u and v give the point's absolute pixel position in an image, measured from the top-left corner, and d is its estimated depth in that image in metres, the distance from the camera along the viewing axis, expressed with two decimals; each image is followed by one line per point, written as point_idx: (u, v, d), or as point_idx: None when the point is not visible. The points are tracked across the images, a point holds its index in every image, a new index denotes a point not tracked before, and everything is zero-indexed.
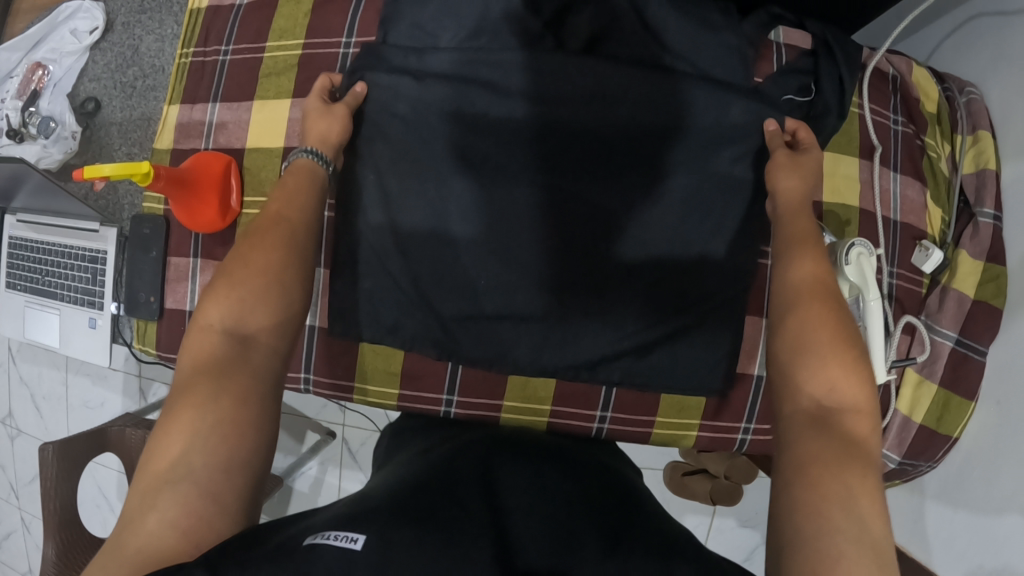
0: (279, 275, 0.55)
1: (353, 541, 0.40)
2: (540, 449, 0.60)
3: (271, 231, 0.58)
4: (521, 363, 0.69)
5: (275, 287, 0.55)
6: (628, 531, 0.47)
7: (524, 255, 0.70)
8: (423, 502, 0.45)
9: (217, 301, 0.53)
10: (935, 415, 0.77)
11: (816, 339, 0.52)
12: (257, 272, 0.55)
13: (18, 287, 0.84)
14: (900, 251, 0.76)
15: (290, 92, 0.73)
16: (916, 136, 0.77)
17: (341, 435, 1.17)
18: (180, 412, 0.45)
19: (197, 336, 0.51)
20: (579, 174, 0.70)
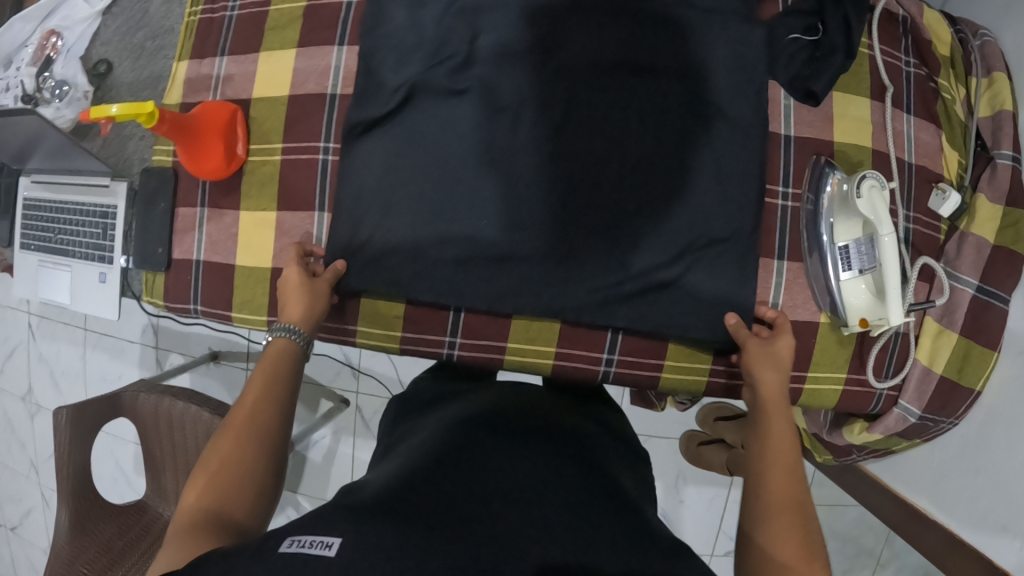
0: (265, 416, 0.57)
1: (328, 547, 0.42)
2: (532, 426, 0.62)
3: (258, 384, 0.58)
4: (522, 305, 0.68)
5: (262, 427, 0.56)
6: (606, 524, 0.49)
7: (524, 194, 0.68)
8: (409, 502, 0.48)
9: (214, 450, 0.54)
10: (955, 364, 0.74)
11: (769, 448, 0.58)
12: (244, 423, 0.56)
13: (32, 247, 0.85)
14: (914, 195, 0.74)
15: (295, 43, 0.73)
16: (928, 78, 0.75)
17: (355, 403, 1.18)
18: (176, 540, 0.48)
19: (201, 475, 0.52)
20: (584, 114, 0.68)
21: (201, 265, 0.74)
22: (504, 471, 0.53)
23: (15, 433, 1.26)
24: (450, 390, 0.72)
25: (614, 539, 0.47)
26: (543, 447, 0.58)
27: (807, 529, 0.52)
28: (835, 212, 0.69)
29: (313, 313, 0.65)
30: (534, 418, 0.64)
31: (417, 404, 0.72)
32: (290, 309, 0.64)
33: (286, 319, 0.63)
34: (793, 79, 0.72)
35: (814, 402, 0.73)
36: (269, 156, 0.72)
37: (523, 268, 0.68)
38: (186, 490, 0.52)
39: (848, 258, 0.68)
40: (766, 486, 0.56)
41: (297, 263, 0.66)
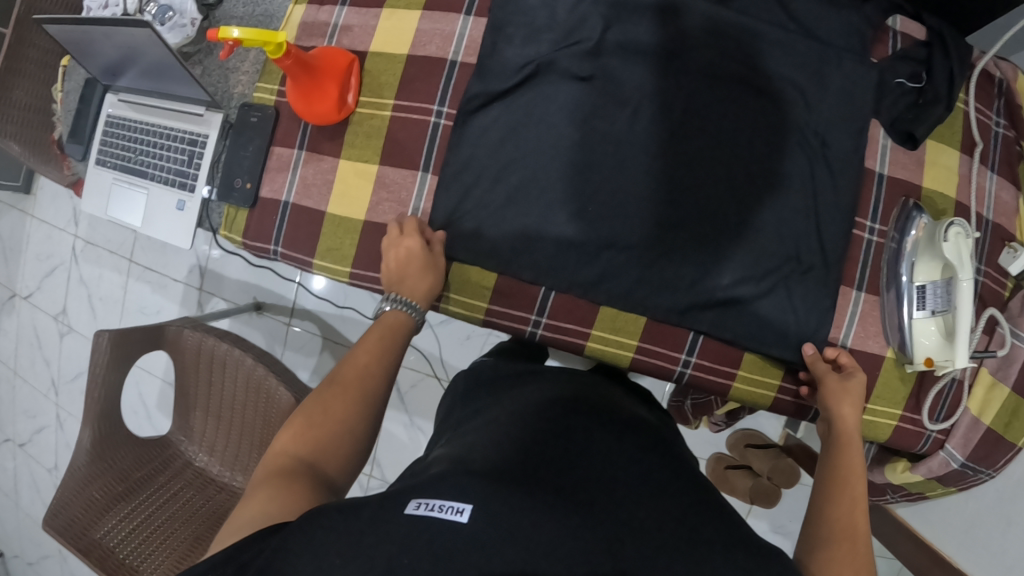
0: (374, 383, 0.57)
1: (460, 514, 0.42)
2: (615, 416, 0.61)
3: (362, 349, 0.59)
4: (606, 294, 0.69)
5: (370, 391, 0.57)
6: (704, 517, 0.47)
7: (628, 185, 0.68)
8: (522, 471, 0.48)
9: (322, 401, 0.55)
10: (1004, 420, 0.77)
11: (849, 476, 0.59)
12: (353, 382, 0.56)
13: (109, 164, 0.84)
14: (989, 249, 0.77)
15: (420, 6, 0.74)
16: (1015, 141, 0.79)
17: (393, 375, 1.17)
18: (272, 475, 0.49)
19: (306, 422, 0.53)
20: (698, 116, 0.69)
21: (289, 207, 0.74)
22: (606, 455, 0.53)
23: (42, 348, 1.27)
24: (523, 370, 0.70)
25: (716, 534, 0.46)
26: (631, 439, 0.57)
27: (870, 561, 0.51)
28: (917, 252, 0.70)
29: (429, 293, 0.66)
30: (614, 408, 0.63)
31: (488, 380, 0.71)
32: (412, 285, 0.65)
33: (405, 292, 0.65)
34: (895, 120, 0.74)
35: (872, 435, 0.74)
36: (379, 109, 0.73)
37: (616, 259, 0.68)
38: (285, 430, 0.53)
39: (923, 298, 0.70)
40: (843, 513, 0.55)
41: (413, 239, 0.66)
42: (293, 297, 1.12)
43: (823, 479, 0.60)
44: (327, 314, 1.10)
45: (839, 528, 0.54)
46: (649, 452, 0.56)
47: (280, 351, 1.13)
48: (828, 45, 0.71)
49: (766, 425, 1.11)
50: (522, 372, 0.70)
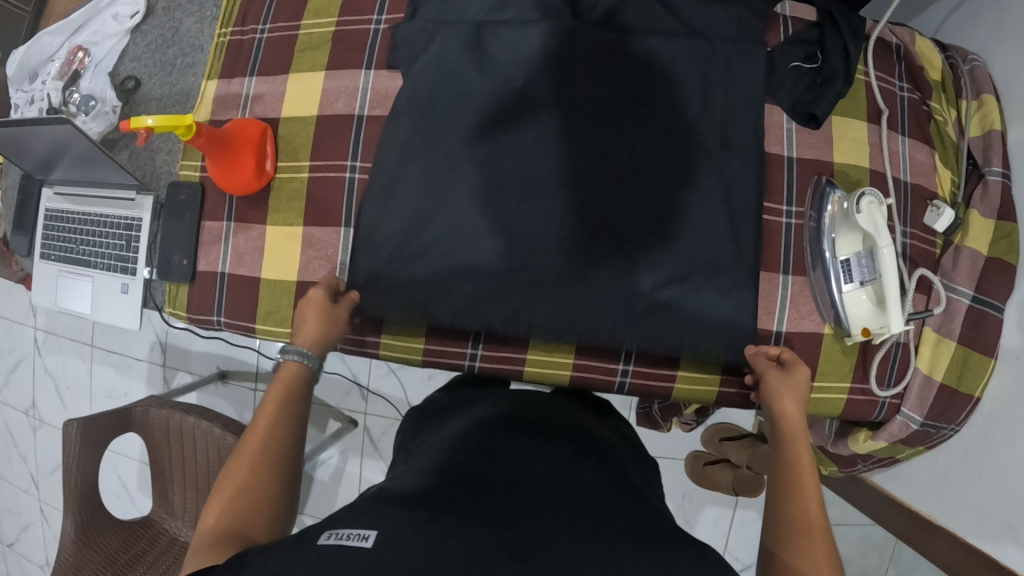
0: (288, 437, 0.59)
1: (364, 539, 0.45)
2: (542, 422, 0.65)
3: (266, 434, 0.58)
4: (529, 307, 0.71)
5: (281, 450, 0.57)
6: (616, 513, 0.51)
7: (543, 212, 0.70)
8: (440, 492, 0.51)
9: (230, 481, 0.55)
10: (954, 373, 0.77)
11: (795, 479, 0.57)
12: (259, 454, 0.56)
13: (52, 257, 0.86)
14: (911, 211, 0.78)
15: (325, 65, 0.77)
16: (921, 102, 0.80)
17: (363, 424, 1.19)
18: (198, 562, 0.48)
19: (216, 503, 0.53)
20: (598, 134, 0.71)
21: (225, 277, 0.76)
22: (533, 474, 0.55)
23: (17, 446, 1.29)
24: (464, 394, 0.73)
25: (620, 522, 0.50)
26: (553, 441, 0.61)
27: (831, 552, 0.51)
28: (836, 227, 0.72)
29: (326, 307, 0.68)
30: (544, 414, 0.67)
31: (434, 411, 0.73)
32: (307, 330, 0.66)
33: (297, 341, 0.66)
34: (795, 102, 0.75)
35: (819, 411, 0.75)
36: (297, 173, 0.75)
37: (540, 276, 0.70)
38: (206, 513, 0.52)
39: (849, 270, 0.71)
40: (797, 508, 0.54)
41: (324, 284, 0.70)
42: (256, 363, 1.15)
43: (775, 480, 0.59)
44: None
45: (787, 526, 0.54)
46: (571, 454, 0.59)
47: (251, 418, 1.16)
48: (711, 40, 0.73)
49: (737, 417, 1.17)
50: (464, 395, 0.73)
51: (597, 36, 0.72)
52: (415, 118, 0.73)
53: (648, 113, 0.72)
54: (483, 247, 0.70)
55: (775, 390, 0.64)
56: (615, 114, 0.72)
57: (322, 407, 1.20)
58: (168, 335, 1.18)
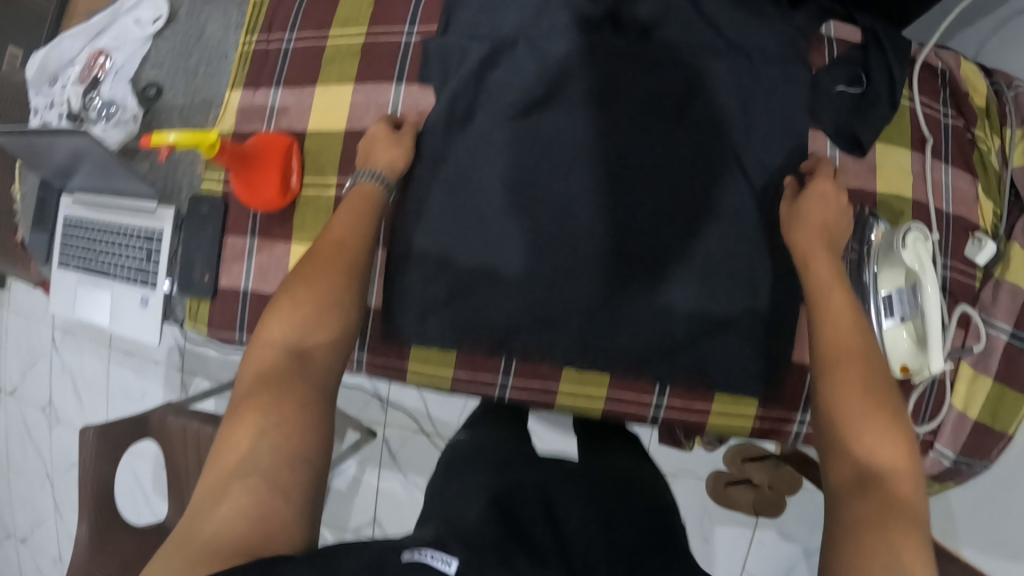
0: (352, 268, 0.62)
1: (448, 565, 0.41)
2: (589, 480, 0.61)
3: (336, 253, 0.62)
4: (560, 336, 0.69)
5: (342, 294, 0.60)
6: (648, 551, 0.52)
7: (580, 240, 0.69)
8: (500, 540, 0.47)
9: (296, 292, 0.59)
10: (989, 410, 0.76)
11: (849, 413, 0.52)
12: (320, 283, 0.59)
13: (71, 266, 0.85)
14: (952, 242, 0.76)
15: (352, 78, 0.74)
16: (965, 129, 0.78)
17: (382, 435, 1.18)
18: (246, 415, 0.49)
19: (281, 306, 0.58)
20: (641, 158, 0.69)
21: (248, 294, 0.75)
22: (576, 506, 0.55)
23: (32, 442, 1.28)
24: (500, 432, 0.67)
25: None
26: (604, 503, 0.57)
27: (923, 540, 0.44)
28: (878, 262, 0.71)
29: (375, 199, 0.67)
30: (589, 471, 0.63)
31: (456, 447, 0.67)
32: (336, 225, 0.64)
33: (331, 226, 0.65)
34: (839, 127, 0.73)
35: None
36: (323, 190, 0.73)
37: (574, 305, 0.68)
38: (269, 319, 0.57)
39: (890, 305, 0.69)
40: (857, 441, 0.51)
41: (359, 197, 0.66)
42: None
43: (828, 412, 0.54)
44: None
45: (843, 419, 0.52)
46: (626, 520, 0.55)
47: None
48: (756, 63, 0.71)
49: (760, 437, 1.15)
50: (503, 435, 0.68)
51: (636, 57, 0.70)
52: (449, 140, 0.71)
53: (692, 135, 0.69)
54: (518, 275, 0.69)
55: (808, 241, 0.63)
56: (657, 137, 0.69)
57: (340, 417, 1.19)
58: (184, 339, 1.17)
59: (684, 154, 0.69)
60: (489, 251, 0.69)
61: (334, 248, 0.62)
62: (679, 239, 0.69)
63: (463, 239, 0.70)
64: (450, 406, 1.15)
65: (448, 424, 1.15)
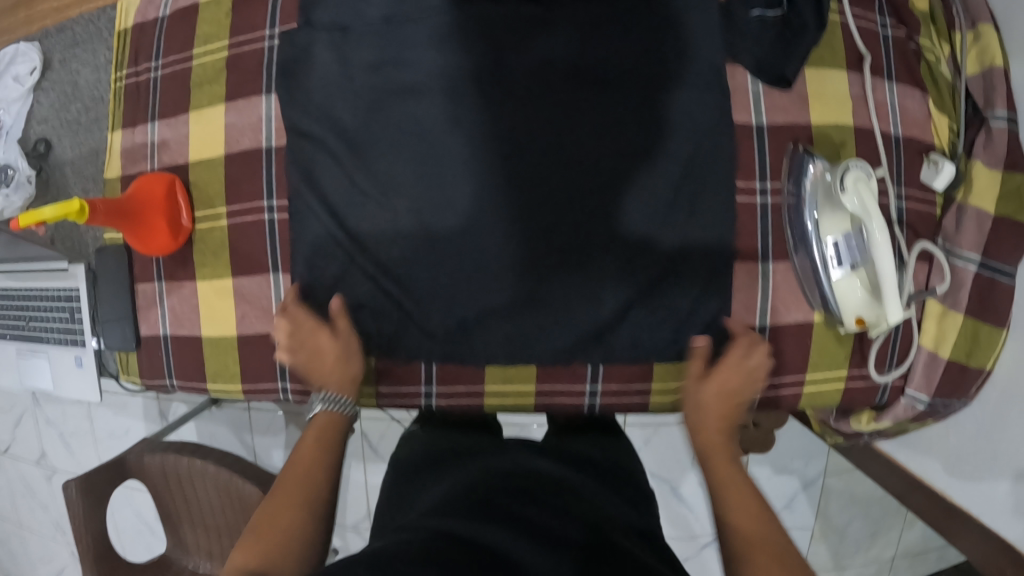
0: (322, 488, 0.55)
1: None
2: (538, 495, 0.58)
3: (330, 430, 0.60)
4: (482, 335, 0.66)
5: (320, 487, 0.55)
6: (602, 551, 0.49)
7: (486, 232, 0.65)
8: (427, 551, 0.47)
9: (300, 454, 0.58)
10: (964, 347, 0.69)
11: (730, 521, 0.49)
12: (299, 495, 0.54)
13: (8, 335, 0.84)
14: (906, 170, 0.68)
15: (223, 98, 0.70)
16: (908, 39, 0.69)
17: (358, 429, 1.18)
18: (241, 549, 0.49)
19: (296, 468, 0.56)
20: (539, 131, 0.64)
21: (169, 339, 0.74)
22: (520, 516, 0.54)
23: (37, 496, 1.35)
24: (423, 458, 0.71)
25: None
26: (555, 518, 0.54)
27: None
28: (819, 206, 0.63)
29: (342, 424, 0.61)
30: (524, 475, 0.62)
31: (412, 462, 0.71)
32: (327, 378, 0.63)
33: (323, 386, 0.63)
34: (761, 62, 0.65)
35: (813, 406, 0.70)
36: (216, 222, 0.70)
37: (491, 299, 0.65)
38: (235, 552, 0.49)
39: (838, 255, 0.63)
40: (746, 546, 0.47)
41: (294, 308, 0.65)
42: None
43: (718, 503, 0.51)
44: None
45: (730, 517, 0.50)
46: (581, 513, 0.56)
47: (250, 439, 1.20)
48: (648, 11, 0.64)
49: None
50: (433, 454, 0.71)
51: (513, 23, 0.63)
52: (330, 148, 0.66)
53: (595, 96, 0.64)
54: (426, 282, 0.66)
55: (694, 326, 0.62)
56: (556, 104, 0.64)
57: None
58: None
59: (589, 119, 0.64)
60: (393, 257, 0.66)
61: (325, 424, 0.61)
62: (592, 212, 0.64)
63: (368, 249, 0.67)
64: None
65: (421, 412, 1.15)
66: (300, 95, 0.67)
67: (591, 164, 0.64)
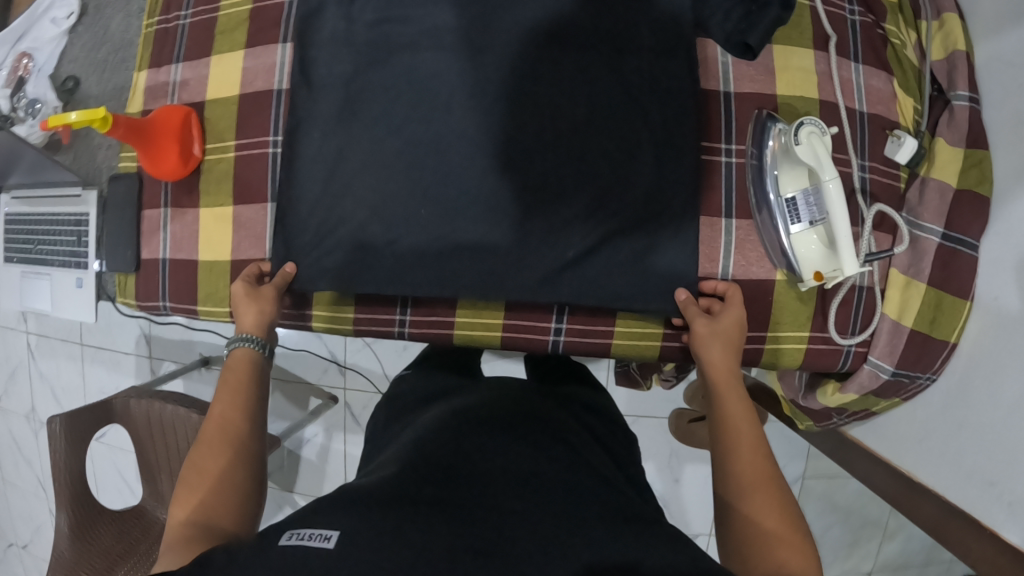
0: (245, 433, 0.58)
1: (327, 540, 0.42)
2: (523, 427, 0.58)
3: (240, 377, 0.63)
4: (457, 269, 0.69)
5: (240, 431, 0.58)
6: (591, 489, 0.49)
7: (468, 171, 0.68)
8: (411, 489, 0.47)
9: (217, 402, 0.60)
10: (927, 317, 0.71)
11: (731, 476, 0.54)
12: (222, 437, 0.57)
13: (14, 259, 0.88)
14: (869, 143, 0.73)
15: (243, 44, 0.76)
16: (875, 25, 0.74)
17: (343, 399, 1.20)
18: (182, 507, 0.52)
19: (211, 422, 0.58)
20: (525, 82, 0.69)
21: (167, 263, 0.78)
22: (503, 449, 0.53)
23: (21, 450, 1.36)
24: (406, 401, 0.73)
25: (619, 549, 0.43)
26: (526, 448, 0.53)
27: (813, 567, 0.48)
28: (778, 164, 0.67)
29: (253, 367, 0.64)
30: (495, 409, 0.61)
31: (402, 403, 0.73)
32: (244, 319, 0.68)
33: (243, 329, 0.67)
34: (729, 34, 0.65)
35: (774, 363, 0.72)
36: (223, 154, 0.75)
37: (469, 236, 0.68)
38: (173, 507, 0.52)
39: (796, 210, 0.66)
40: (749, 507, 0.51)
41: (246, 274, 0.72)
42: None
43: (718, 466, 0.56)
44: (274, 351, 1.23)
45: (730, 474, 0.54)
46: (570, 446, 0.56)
47: None
48: None
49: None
50: (425, 394, 0.73)
51: None
52: (334, 89, 0.71)
53: (580, 55, 0.69)
54: (407, 216, 0.69)
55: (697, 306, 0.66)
56: (544, 59, 0.69)
57: (300, 383, 1.21)
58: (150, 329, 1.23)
59: (573, 74, 0.69)
60: (378, 193, 0.69)
61: (238, 374, 0.63)
62: (570, 159, 0.68)
63: (357, 185, 0.69)
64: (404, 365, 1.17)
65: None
66: (311, 40, 0.72)
67: (570, 114, 0.69)
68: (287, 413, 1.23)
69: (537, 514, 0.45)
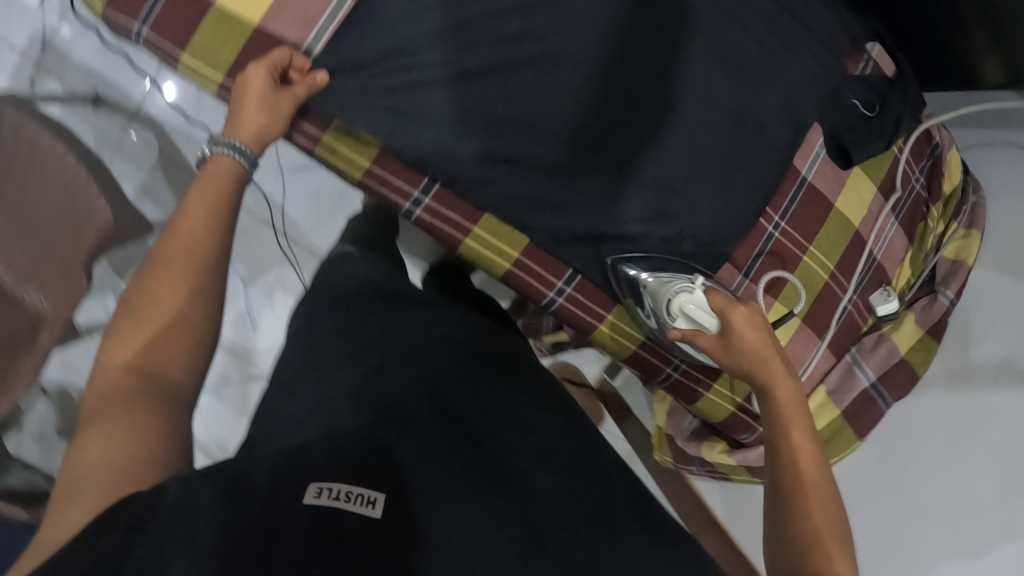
0: (217, 263, 0.54)
1: (372, 505, 0.43)
2: (531, 397, 0.61)
3: (213, 185, 0.56)
4: (499, 185, 0.64)
5: (211, 264, 0.53)
6: (607, 477, 0.55)
7: (560, 105, 0.64)
8: (441, 459, 0.49)
9: (185, 212, 0.54)
10: (825, 435, 0.79)
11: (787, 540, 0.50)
12: (184, 254, 0.52)
13: None
14: (866, 284, 0.80)
15: None
16: (925, 202, 0.82)
17: None
18: (122, 345, 0.48)
19: (176, 238, 0.53)
20: (651, 58, 0.66)
21: None
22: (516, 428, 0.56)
23: None
24: (360, 284, 0.71)
25: (653, 556, 0.47)
26: (547, 438, 0.56)
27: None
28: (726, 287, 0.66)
29: (233, 180, 0.57)
30: (495, 369, 0.63)
31: (362, 287, 0.71)
32: (247, 119, 0.59)
33: (230, 135, 0.58)
34: (836, 133, 0.72)
35: (704, 412, 0.77)
36: None
37: (525, 163, 0.64)
38: (118, 345, 0.48)
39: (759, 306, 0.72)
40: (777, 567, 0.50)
41: (270, 60, 0.61)
42: (138, 99, 1.12)
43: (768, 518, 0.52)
44: (171, 124, 1.12)
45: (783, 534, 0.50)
46: (576, 424, 0.62)
47: (109, 156, 1.12)
48: (789, 40, 0.70)
49: (586, 363, 1.17)
50: (394, 294, 0.71)
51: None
52: None
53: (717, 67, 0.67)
54: (481, 109, 0.63)
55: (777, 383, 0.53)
56: (685, 50, 0.66)
57: (187, 171, 1.13)
58: (52, 32, 1.11)
59: (703, 80, 0.67)
60: (468, 70, 0.63)
61: (215, 184, 0.56)
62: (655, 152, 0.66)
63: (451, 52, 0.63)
64: (307, 210, 1.17)
65: (298, 226, 1.18)
66: None
67: (676, 113, 0.66)
68: (161, 200, 1.12)
69: (569, 500, 0.50)
